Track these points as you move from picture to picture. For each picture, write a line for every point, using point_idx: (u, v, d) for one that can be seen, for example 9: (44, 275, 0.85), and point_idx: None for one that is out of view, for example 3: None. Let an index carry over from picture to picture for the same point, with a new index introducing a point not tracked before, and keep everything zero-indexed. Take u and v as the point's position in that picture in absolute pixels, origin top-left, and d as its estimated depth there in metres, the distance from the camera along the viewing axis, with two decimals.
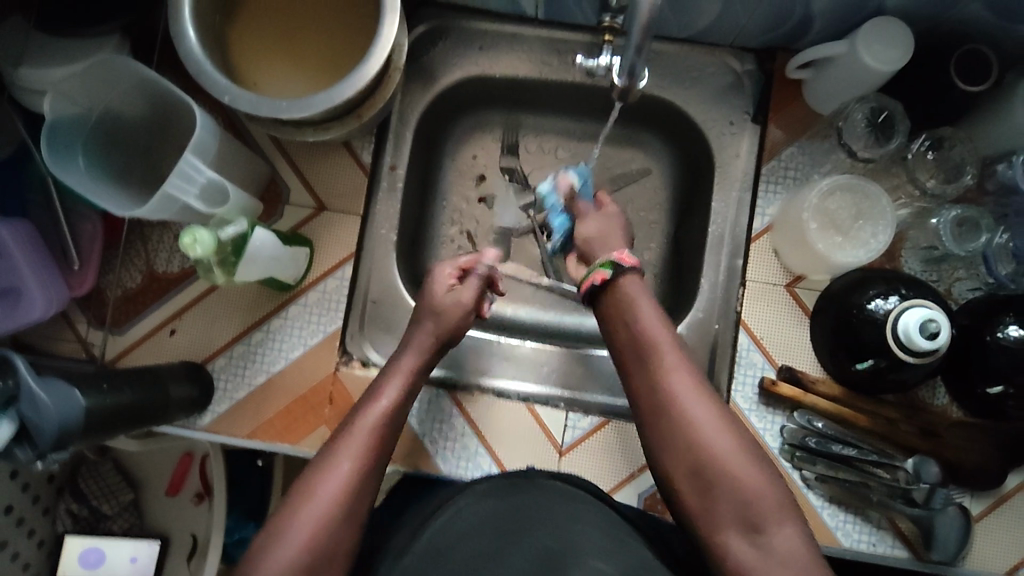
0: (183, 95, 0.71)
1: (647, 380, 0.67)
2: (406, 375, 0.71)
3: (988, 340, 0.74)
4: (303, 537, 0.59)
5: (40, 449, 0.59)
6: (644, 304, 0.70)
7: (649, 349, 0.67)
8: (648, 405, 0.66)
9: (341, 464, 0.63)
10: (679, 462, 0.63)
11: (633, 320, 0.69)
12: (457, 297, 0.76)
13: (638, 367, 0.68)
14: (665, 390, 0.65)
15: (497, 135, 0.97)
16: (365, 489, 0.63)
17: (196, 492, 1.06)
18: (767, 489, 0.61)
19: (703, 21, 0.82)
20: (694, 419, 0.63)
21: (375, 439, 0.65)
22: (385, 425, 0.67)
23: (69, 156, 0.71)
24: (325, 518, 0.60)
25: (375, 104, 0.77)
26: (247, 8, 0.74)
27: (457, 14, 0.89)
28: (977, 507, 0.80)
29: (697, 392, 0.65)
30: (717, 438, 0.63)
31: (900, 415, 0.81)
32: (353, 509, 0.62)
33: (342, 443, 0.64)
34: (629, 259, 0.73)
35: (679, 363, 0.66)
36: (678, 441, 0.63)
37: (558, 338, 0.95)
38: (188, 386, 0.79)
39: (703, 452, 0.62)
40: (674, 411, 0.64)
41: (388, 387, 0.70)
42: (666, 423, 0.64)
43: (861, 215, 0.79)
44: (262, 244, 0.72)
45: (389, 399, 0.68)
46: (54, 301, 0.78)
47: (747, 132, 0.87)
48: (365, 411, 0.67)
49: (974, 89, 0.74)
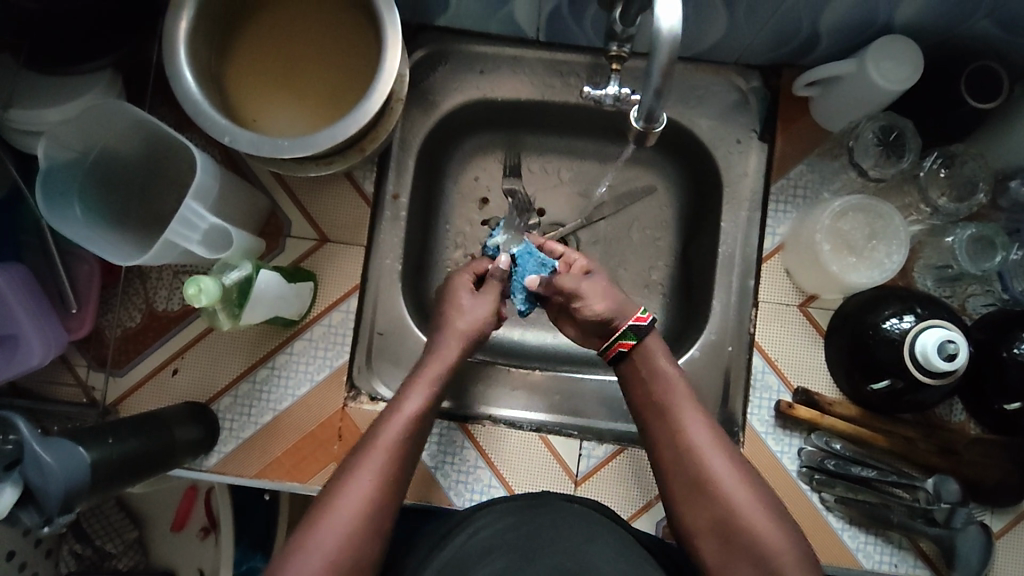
0: (180, 138, 0.69)
1: (669, 436, 0.67)
2: (428, 384, 0.70)
3: (1004, 356, 0.73)
4: (328, 551, 0.58)
5: (47, 512, 0.57)
6: (664, 360, 0.71)
7: (667, 407, 0.68)
8: (668, 461, 0.66)
9: (360, 480, 0.62)
10: (699, 518, 0.63)
11: (653, 377, 0.70)
12: (476, 303, 0.75)
13: (659, 423, 0.68)
14: (683, 446, 0.66)
15: (499, 157, 0.95)
16: (387, 505, 0.62)
17: (201, 526, 1.04)
18: (784, 541, 0.61)
19: (707, 41, 0.81)
20: (713, 473, 0.64)
21: (395, 453, 0.64)
22: (403, 438, 0.65)
23: (65, 202, 0.69)
24: (348, 534, 0.59)
25: (377, 136, 0.76)
26: (243, 44, 0.72)
27: (456, 38, 0.87)
28: (997, 523, 0.79)
29: (717, 447, 0.65)
30: (736, 492, 0.63)
31: (918, 433, 0.79)
32: (372, 526, 0.61)
33: (360, 462, 0.63)
34: (645, 319, 0.72)
35: (699, 419, 0.67)
36: (699, 497, 0.64)
37: (563, 363, 0.93)
38: (194, 429, 0.77)
39: (722, 507, 0.62)
40: (696, 466, 0.65)
41: (411, 395, 0.68)
42: (687, 480, 0.65)
43: (874, 235, 0.78)
44: (266, 287, 0.71)
45: (411, 409, 0.67)
46: (52, 346, 0.76)
47: (754, 149, 0.85)
48: (388, 421, 0.66)
49: (985, 106, 0.73)
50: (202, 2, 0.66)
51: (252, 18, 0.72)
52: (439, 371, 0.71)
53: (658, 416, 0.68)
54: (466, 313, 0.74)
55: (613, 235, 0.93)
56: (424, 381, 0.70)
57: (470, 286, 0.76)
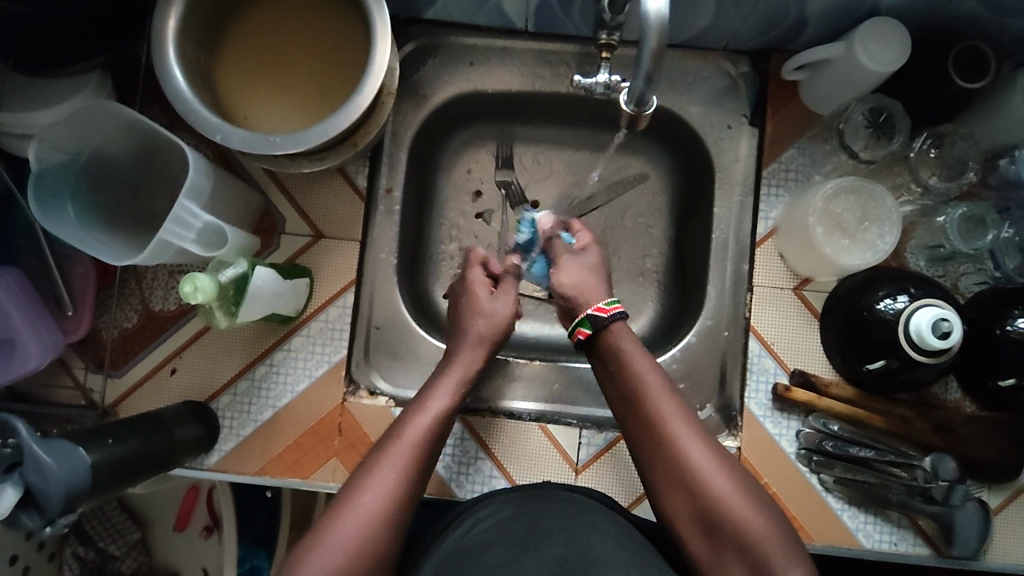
0: (171, 136, 0.69)
1: (645, 428, 0.67)
2: (452, 387, 0.71)
3: (997, 333, 0.74)
4: (346, 540, 0.58)
5: (48, 515, 0.57)
6: (634, 349, 0.71)
7: (643, 400, 0.67)
8: (648, 453, 0.66)
9: (388, 475, 0.62)
10: (682, 510, 0.63)
11: (626, 367, 0.70)
12: (495, 302, 0.79)
13: (634, 415, 0.68)
14: (664, 439, 0.65)
15: (491, 149, 0.95)
16: (410, 491, 0.63)
17: (204, 526, 1.04)
18: (768, 526, 0.60)
19: (695, 27, 0.81)
20: (695, 465, 0.63)
21: (422, 442, 0.65)
22: (429, 432, 0.67)
23: (57, 205, 0.68)
24: (372, 524, 0.60)
25: (369, 131, 0.76)
26: (233, 42, 0.72)
27: (445, 31, 0.87)
28: (994, 500, 0.80)
29: (695, 436, 0.65)
30: (719, 482, 0.62)
31: (914, 412, 0.80)
32: (398, 516, 0.61)
33: (385, 455, 0.64)
34: (605, 311, 0.73)
35: (674, 408, 0.66)
36: (680, 488, 0.63)
37: (563, 354, 0.93)
38: (194, 428, 0.77)
39: (706, 498, 0.62)
40: (675, 457, 0.64)
41: (437, 393, 0.70)
42: (667, 472, 0.64)
43: (866, 216, 0.78)
44: (263, 283, 0.71)
45: (440, 403, 0.69)
46: (49, 348, 0.76)
47: (745, 135, 0.86)
48: (413, 420, 0.67)
49: (972, 86, 0.73)
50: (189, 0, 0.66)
51: (242, 15, 0.72)
52: (462, 373, 0.73)
53: (636, 409, 0.68)
54: (484, 313, 0.78)
55: (607, 224, 0.93)
56: (449, 381, 0.72)
57: (485, 289, 0.80)
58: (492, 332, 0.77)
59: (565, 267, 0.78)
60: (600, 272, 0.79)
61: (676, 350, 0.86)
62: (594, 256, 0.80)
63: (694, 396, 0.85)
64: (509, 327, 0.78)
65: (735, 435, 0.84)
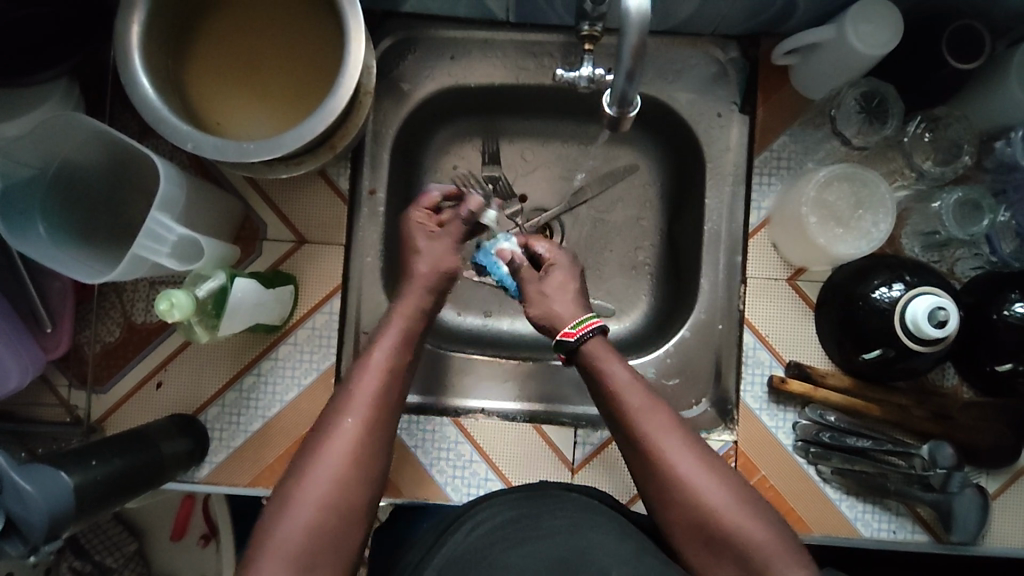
0: (143, 148, 0.66)
1: (636, 449, 0.65)
2: (395, 336, 0.69)
3: (994, 318, 0.72)
4: (315, 502, 0.58)
5: (33, 542, 0.56)
6: (613, 365, 0.68)
7: (630, 419, 0.65)
8: (643, 471, 0.64)
9: (343, 422, 0.62)
10: (682, 527, 0.61)
11: (608, 388, 0.67)
12: (434, 242, 0.76)
13: (623, 434, 0.66)
14: (659, 458, 0.63)
15: (476, 144, 0.92)
16: (374, 443, 0.62)
17: (201, 534, 1.03)
18: (763, 527, 0.60)
19: (682, 13, 0.79)
20: (689, 480, 0.62)
21: (376, 397, 0.64)
22: (385, 388, 0.65)
23: (26, 223, 0.66)
24: (338, 481, 0.60)
25: (347, 132, 0.74)
26: (203, 44, 0.69)
27: (425, 24, 0.84)
28: (993, 485, 0.79)
29: (685, 448, 0.63)
30: (715, 494, 0.61)
31: (912, 400, 0.79)
32: (362, 473, 0.61)
33: (342, 406, 0.63)
34: (573, 334, 0.70)
35: (664, 425, 0.64)
36: (677, 506, 0.61)
37: (515, 348, 0.91)
38: (181, 441, 0.76)
39: (700, 514, 0.60)
40: (667, 473, 0.62)
41: (383, 341, 0.68)
42: (662, 492, 0.62)
43: (860, 204, 0.77)
44: (243, 296, 0.69)
45: (384, 354, 0.67)
46: (29, 368, 0.74)
47: (735, 123, 0.84)
48: (363, 370, 0.66)
49: (967, 67, 0.71)
50: (154, 4, 0.64)
51: (211, 17, 0.69)
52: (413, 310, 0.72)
53: (625, 430, 0.65)
54: (424, 253, 0.76)
55: (597, 218, 0.92)
56: (396, 330, 0.70)
57: (428, 226, 0.77)
58: (433, 272, 0.74)
59: (533, 295, 0.75)
60: (574, 282, 0.75)
61: (669, 346, 0.85)
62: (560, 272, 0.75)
63: (689, 391, 0.84)
64: (452, 265, 0.76)
65: (732, 429, 0.83)
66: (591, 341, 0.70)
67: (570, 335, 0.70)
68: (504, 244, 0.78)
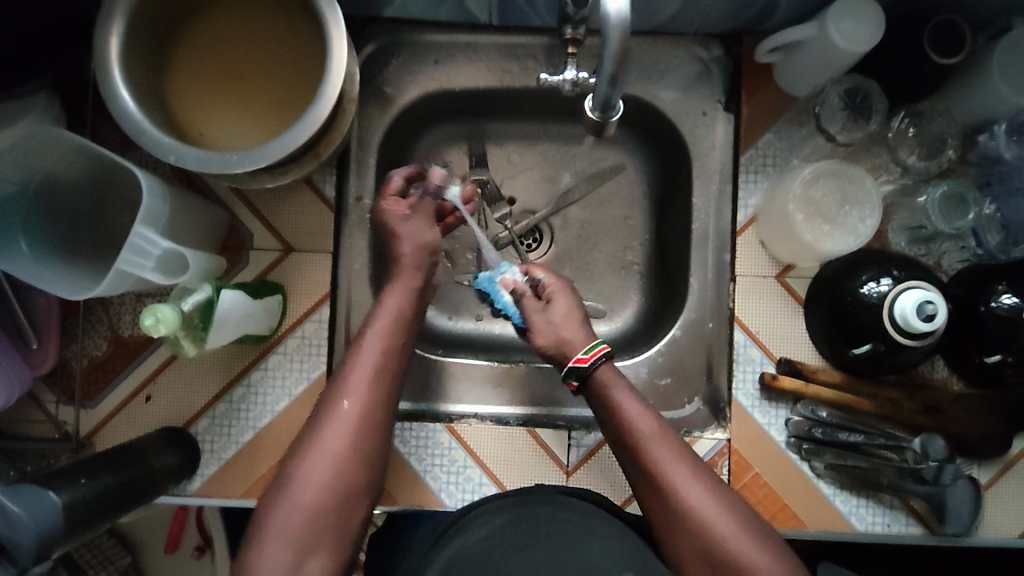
0: (124, 161, 0.66)
1: (644, 477, 0.65)
2: (390, 321, 0.69)
3: (982, 310, 0.73)
4: (310, 489, 0.59)
5: (22, 564, 0.54)
6: (623, 395, 0.69)
7: (640, 447, 0.66)
8: (649, 500, 0.65)
9: (340, 406, 0.63)
10: (687, 553, 0.62)
11: (620, 416, 0.68)
12: (411, 221, 0.76)
13: (633, 463, 0.67)
14: (668, 484, 0.64)
15: (463, 148, 0.92)
16: (367, 451, 0.63)
17: (196, 545, 1.03)
18: (770, 558, 0.60)
19: (664, 13, 0.79)
20: (695, 505, 0.62)
21: (371, 382, 0.65)
22: (377, 382, 0.65)
23: (8, 240, 0.66)
24: (337, 471, 0.61)
25: (332, 140, 0.73)
26: (183, 55, 0.69)
27: (408, 29, 0.84)
28: (984, 476, 0.80)
29: (692, 478, 0.64)
30: (718, 519, 0.62)
31: (902, 394, 0.80)
32: (361, 464, 0.62)
33: (340, 390, 0.64)
34: (587, 359, 0.70)
35: (673, 454, 0.65)
36: (682, 532, 0.62)
37: (509, 353, 0.91)
38: (172, 454, 0.75)
39: (705, 540, 0.61)
40: (676, 502, 0.63)
41: (376, 324, 0.69)
42: (670, 522, 0.63)
43: (847, 200, 0.77)
44: (229, 308, 0.69)
45: (378, 338, 0.67)
46: (15, 387, 0.73)
47: (720, 121, 0.84)
48: (358, 356, 0.66)
49: (946, 62, 0.72)
50: (131, 15, 0.63)
51: (190, 27, 0.69)
52: (404, 291, 0.72)
53: (634, 458, 0.66)
54: (404, 235, 0.75)
55: (585, 219, 0.92)
56: (387, 313, 0.70)
57: (400, 211, 0.76)
58: (417, 252, 0.74)
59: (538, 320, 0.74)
60: (581, 308, 0.75)
61: (661, 345, 0.85)
62: (562, 295, 0.76)
63: (681, 391, 0.84)
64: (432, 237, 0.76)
65: (725, 427, 0.83)
66: (600, 363, 0.70)
67: (584, 361, 0.70)
68: (506, 272, 0.80)
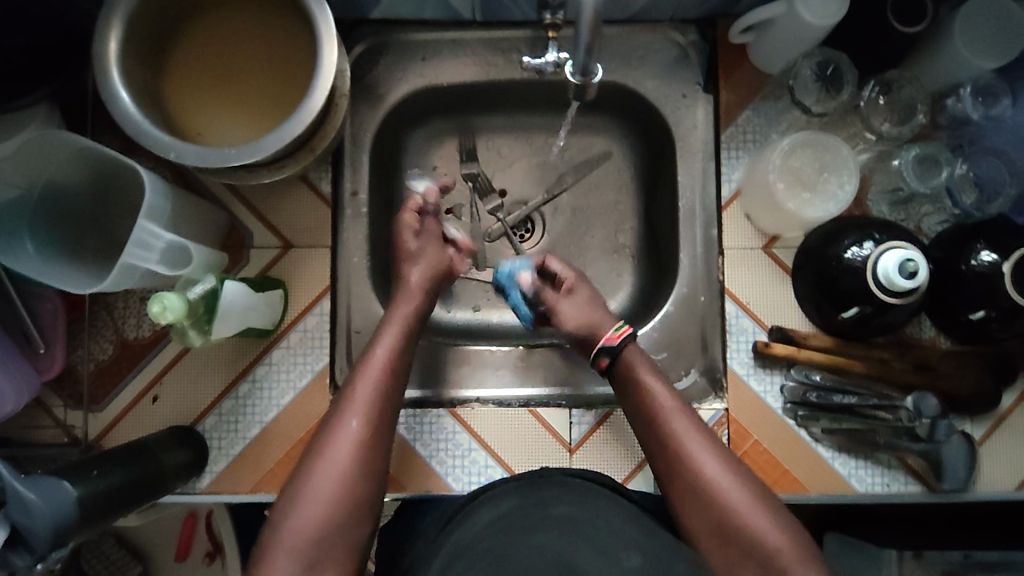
0: (125, 160, 0.68)
1: (663, 451, 0.68)
2: (395, 336, 0.73)
3: (963, 268, 0.75)
4: (323, 495, 0.61)
5: (39, 552, 0.56)
6: (649, 375, 0.73)
7: (661, 422, 0.69)
8: (666, 474, 0.67)
9: (349, 422, 0.65)
10: (703, 525, 0.64)
11: (643, 394, 0.72)
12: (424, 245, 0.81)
13: (654, 439, 0.69)
14: (687, 456, 0.66)
15: (453, 142, 0.95)
16: (374, 457, 0.65)
17: (206, 552, 1.02)
18: (782, 533, 0.62)
19: (639, 1, 0.82)
20: (712, 477, 0.65)
21: (377, 391, 0.68)
22: (382, 392, 0.68)
23: (15, 242, 0.68)
24: (344, 476, 0.63)
25: (325, 135, 0.76)
26: (180, 60, 0.72)
27: (394, 28, 0.87)
28: (978, 431, 0.82)
29: (708, 451, 0.67)
30: (732, 492, 0.64)
31: (893, 353, 0.82)
32: (368, 468, 0.64)
33: (348, 403, 0.67)
34: (616, 338, 0.75)
35: (691, 428, 0.68)
36: (698, 505, 0.64)
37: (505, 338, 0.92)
38: (182, 451, 0.76)
39: (722, 512, 0.63)
40: (692, 475, 0.65)
41: (381, 342, 0.71)
42: (687, 494, 0.65)
43: (825, 167, 0.80)
44: (232, 299, 0.70)
45: (385, 351, 0.71)
46: (23, 390, 0.75)
47: (701, 102, 0.87)
48: (363, 368, 0.69)
49: (909, 30, 0.77)
50: (129, 20, 0.66)
51: (185, 33, 0.72)
52: (409, 311, 0.75)
53: (655, 433, 0.69)
54: (414, 259, 0.80)
55: (576, 205, 0.94)
56: (392, 330, 0.73)
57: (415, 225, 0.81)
58: (426, 277, 0.79)
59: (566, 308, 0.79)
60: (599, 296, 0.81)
61: (656, 321, 0.87)
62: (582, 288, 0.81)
63: (677, 365, 0.86)
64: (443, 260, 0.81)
65: (722, 397, 0.85)
66: (627, 344, 0.75)
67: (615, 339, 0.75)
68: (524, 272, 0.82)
